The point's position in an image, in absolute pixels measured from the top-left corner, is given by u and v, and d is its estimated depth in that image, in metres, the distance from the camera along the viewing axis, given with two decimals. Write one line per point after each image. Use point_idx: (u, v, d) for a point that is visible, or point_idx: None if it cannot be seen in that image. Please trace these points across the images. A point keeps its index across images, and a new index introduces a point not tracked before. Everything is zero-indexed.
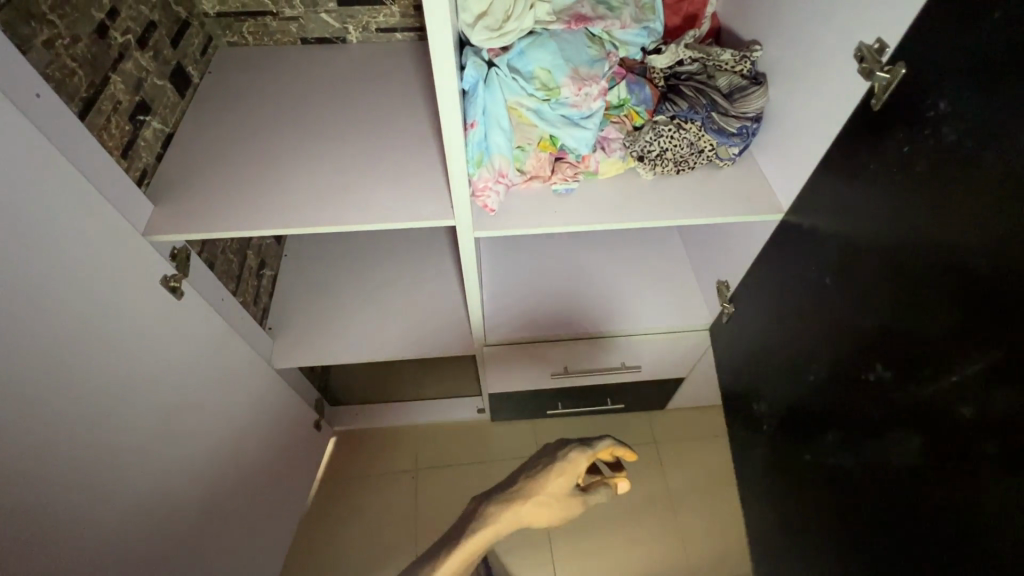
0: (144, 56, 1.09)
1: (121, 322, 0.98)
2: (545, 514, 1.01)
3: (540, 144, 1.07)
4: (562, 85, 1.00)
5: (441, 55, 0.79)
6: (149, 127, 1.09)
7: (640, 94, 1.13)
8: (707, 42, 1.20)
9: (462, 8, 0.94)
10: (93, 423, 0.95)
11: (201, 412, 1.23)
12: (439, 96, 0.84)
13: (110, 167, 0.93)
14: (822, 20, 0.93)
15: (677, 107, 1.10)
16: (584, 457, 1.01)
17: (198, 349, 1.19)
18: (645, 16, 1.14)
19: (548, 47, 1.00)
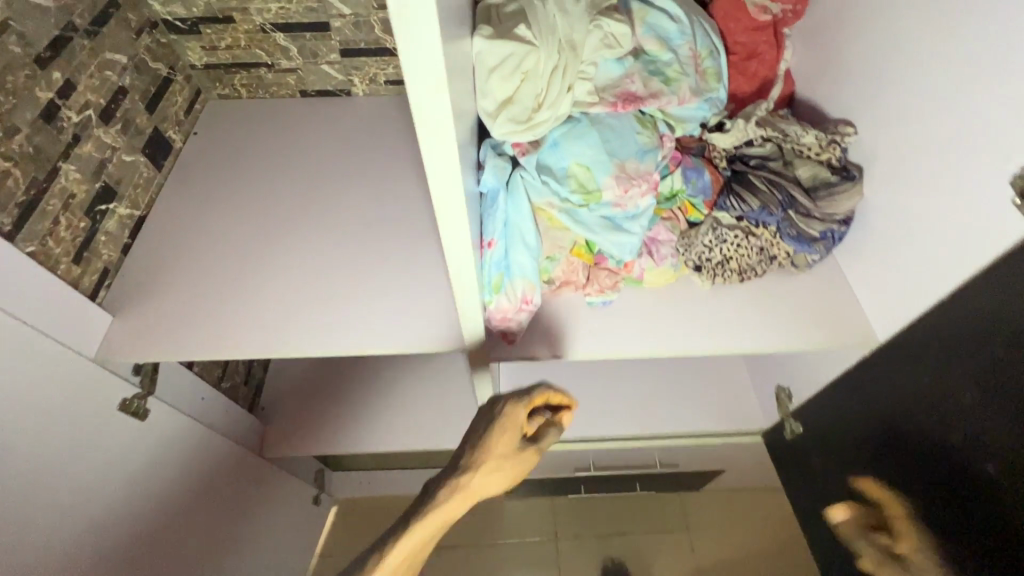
0: (110, 132, 0.93)
1: (77, 461, 0.81)
2: (490, 483, 0.73)
3: (574, 250, 0.87)
4: (604, 188, 0.80)
5: (446, 199, 0.60)
6: (113, 216, 0.93)
7: (698, 185, 0.93)
8: (782, 114, 0.98)
9: (483, 92, 0.75)
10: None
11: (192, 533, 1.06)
12: (443, 241, 0.65)
13: (43, 284, 0.77)
14: (963, 116, 0.71)
15: (745, 203, 0.89)
16: (524, 408, 0.74)
17: (178, 464, 1.02)
18: (707, 86, 0.93)
19: (587, 139, 0.80)
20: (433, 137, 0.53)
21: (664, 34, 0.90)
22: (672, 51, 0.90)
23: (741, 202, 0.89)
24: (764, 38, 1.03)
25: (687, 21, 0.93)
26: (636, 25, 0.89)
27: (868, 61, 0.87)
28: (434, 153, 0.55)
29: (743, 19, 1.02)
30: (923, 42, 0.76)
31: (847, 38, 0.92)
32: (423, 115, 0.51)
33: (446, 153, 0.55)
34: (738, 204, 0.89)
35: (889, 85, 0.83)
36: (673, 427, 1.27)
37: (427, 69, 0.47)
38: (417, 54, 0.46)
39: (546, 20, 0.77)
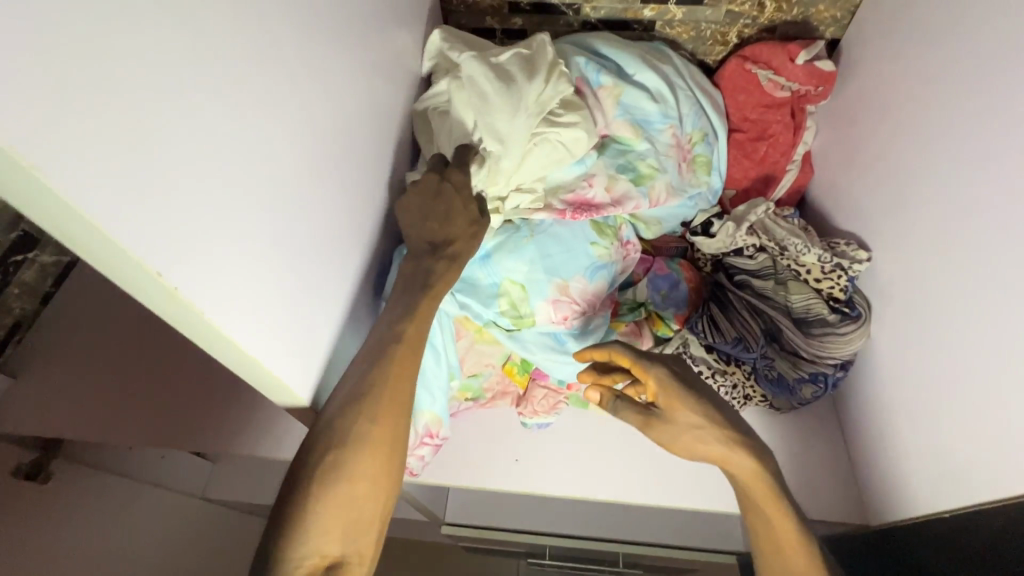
0: None
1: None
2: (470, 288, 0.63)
3: (504, 367, 0.76)
4: (537, 313, 0.67)
5: (264, 383, 0.49)
6: (32, 265, 0.87)
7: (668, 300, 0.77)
8: (787, 214, 0.81)
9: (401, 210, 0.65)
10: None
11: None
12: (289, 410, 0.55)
13: None
14: (997, 277, 0.55)
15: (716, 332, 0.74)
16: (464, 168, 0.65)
17: None
18: (694, 178, 0.78)
19: (520, 253, 0.67)
20: (207, 341, 0.42)
21: (643, 117, 0.76)
22: (651, 138, 0.75)
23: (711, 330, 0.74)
24: (778, 117, 0.87)
25: (673, 100, 0.77)
26: (608, 106, 0.74)
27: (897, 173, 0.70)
28: (221, 353, 0.44)
29: (753, 94, 0.86)
30: (967, 171, 0.60)
31: (877, 140, 0.76)
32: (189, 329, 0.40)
33: (235, 353, 0.44)
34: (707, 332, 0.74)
35: (916, 210, 0.66)
36: (637, 536, 1.13)
37: (33, 203, 0.29)
38: (58, 224, 0.31)
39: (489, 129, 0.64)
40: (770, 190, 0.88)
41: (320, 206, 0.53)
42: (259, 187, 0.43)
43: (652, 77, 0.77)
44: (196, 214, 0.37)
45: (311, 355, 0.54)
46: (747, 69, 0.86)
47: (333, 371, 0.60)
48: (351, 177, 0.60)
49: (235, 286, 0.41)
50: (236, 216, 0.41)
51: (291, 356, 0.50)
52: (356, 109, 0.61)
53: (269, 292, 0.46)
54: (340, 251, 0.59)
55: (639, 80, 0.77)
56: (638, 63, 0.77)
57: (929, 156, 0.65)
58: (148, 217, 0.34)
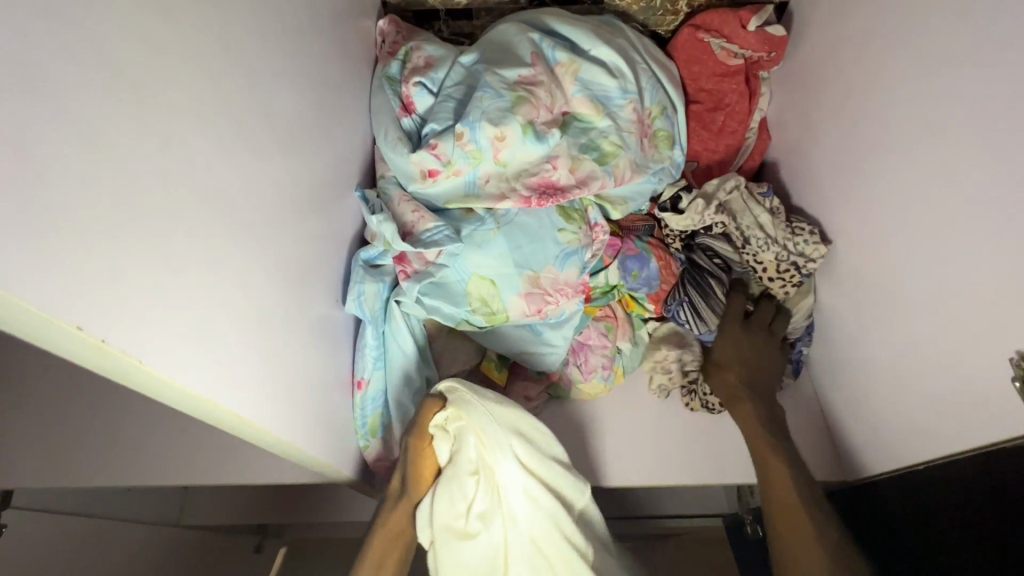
0: None
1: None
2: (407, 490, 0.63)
3: (482, 365, 0.73)
4: (510, 308, 0.64)
5: (231, 427, 0.46)
6: None
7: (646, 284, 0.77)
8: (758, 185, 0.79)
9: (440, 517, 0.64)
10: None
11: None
12: (271, 449, 0.52)
13: None
14: (956, 230, 0.56)
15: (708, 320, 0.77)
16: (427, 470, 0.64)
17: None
18: (656, 154, 0.77)
19: (491, 248, 0.64)
20: (146, 387, 0.38)
21: (600, 93, 0.73)
22: (611, 115, 0.73)
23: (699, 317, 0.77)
24: (733, 86, 0.86)
25: (630, 74, 0.75)
26: (565, 84, 0.72)
27: (856, 134, 0.71)
28: (164, 398, 0.40)
29: (707, 63, 0.85)
30: (920, 128, 0.60)
31: (828, 106, 0.77)
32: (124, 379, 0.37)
33: (185, 394, 0.40)
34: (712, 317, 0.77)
35: (875, 171, 0.67)
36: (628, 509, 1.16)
37: None
38: None
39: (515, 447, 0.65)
40: (729, 160, 0.88)
41: (266, 227, 0.50)
42: (178, 214, 0.40)
43: (607, 52, 0.74)
44: (107, 246, 0.34)
45: (277, 388, 0.51)
46: (700, 37, 0.84)
47: (313, 400, 0.57)
48: (298, 183, 0.56)
49: (160, 320, 0.38)
50: (144, 242, 0.37)
51: (247, 387, 0.47)
52: (294, 111, 0.56)
53: (212, 325, 0.43)
54: (299, 275, 0.56)
55: (594, 56, 0.75)
56: (592, 36, 0.75)
57: (885, 116, 0.66)
58: (32, 258, 0.30)
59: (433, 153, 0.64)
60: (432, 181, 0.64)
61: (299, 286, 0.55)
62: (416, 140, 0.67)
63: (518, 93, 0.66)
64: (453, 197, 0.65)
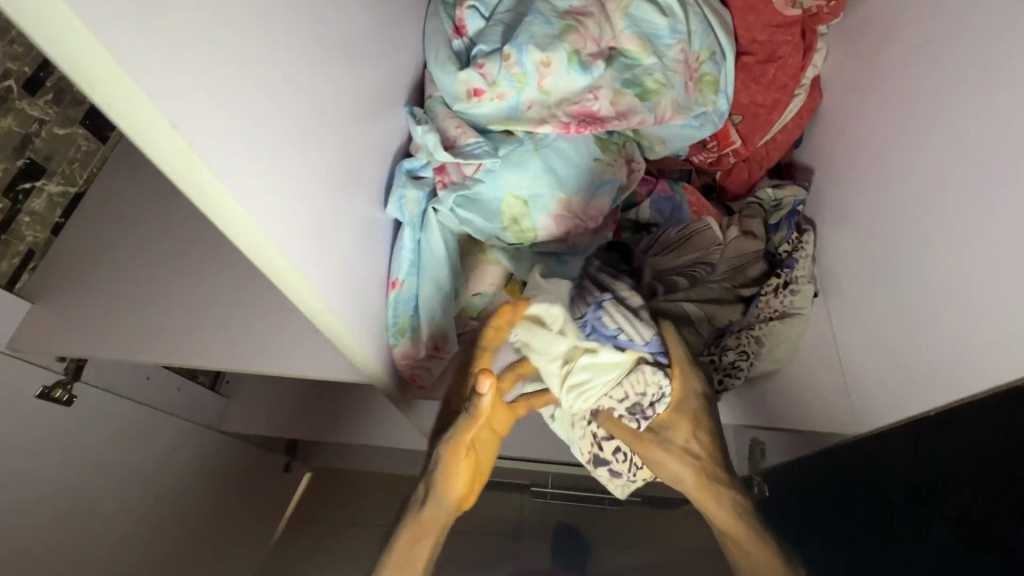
0: (36, 104, 0.86)
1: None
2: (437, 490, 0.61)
3: (508, 289, 0.72)
4: (540, 227, 0.67)
5: (280, 278, 0.51)
6: (41, 195, 0.89)
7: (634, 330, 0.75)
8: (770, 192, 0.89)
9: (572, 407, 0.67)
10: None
11: (137, 525, 1.06)
12: (310, 314, 0.56)
13: None
14: None
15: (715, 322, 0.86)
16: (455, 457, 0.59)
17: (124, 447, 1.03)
18: (700, 98, 0.77)
19: (528, 169, 0.67)
20: (218, 211, 0.44)
21: (649, 31, 0.74)
22: (659, 54, 0.74)
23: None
24: (788, 37, 0.85)
25: (680, 15, 0.76)
26: (615, 20, 0.73)
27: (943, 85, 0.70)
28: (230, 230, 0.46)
29: (764, 12, 0.84)
30: None
31: None
32: (190, 187, 0.41)
33: (239, 216, 0.45)
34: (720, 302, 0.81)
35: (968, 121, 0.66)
36: None
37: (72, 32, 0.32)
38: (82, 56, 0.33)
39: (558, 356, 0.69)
40: (777, 114, 0.87)
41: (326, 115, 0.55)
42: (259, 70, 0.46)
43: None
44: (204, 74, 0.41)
45: (326, 255, 0.56)
46: None
47: (358, 284, 0.62)
48: (354, 84, 0.61)
49: (234, 151, 0.44)
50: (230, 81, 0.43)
51: (300, 242, 0.52)
52: (356, 17, 0.61)
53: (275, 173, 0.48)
54: (351, 167, 0.60)
55: None
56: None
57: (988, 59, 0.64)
58: (151, 61, 0.37)
59: (480, 72, 0.66)
60: (476, 100, 0.67)
61: (349, 179, 0.60)
62: (464, 62, 0.69)
63: (567, 22, 0.68)
64: (496, 118, 0.68)
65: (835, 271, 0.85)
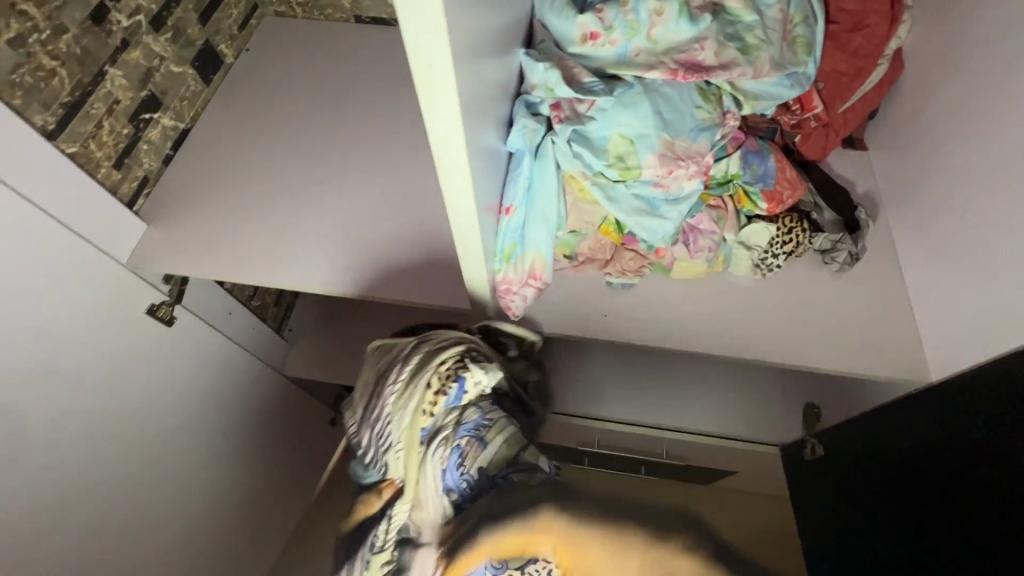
0: (159, 40, 0.92)
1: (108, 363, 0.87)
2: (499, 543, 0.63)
3: (601, 227, 0.81)
4: (644, 167, 0.72)
5: (453, 198, 0.54)
6: (157, 127, 0.95)
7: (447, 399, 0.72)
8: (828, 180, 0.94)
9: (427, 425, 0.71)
10: (88, 482, 0.85)
11: (219, 451, 1.15)
12: (450, 216, 0.58)
13: (97, 193, 0.84)
14: None
15: (477, 376, 0.72)
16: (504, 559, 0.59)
17: (212, 374, 1.09)
18: (794, 58, 0.81)
19: (640, 111, 0.71)
20: (442, 140, 0.46)
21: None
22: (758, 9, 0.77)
23: (443, 433, 0.71)
24: (877, 7, 0.88)
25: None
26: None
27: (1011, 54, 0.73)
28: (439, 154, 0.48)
29: None
30: None
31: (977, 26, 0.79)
32: (420, 62, 0.39)
33: (450, 110, 0.43)
34: (443, 365, 0.73)
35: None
36: (693, 422, 1.23)
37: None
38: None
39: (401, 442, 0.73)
40: (859, 81, 0.90)
41: (485, 42, 0.59)
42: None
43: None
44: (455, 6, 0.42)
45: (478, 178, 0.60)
46: None
47: (487, 205, 0.66)
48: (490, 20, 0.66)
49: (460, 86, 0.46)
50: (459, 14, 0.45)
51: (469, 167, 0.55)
52: None
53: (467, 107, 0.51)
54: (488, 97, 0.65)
55: None
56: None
57: None
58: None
59: (598, 17, 0.71)
60: (591, 43, 0.73)
61: (491, 105, 0.64)
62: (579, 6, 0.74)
63: None
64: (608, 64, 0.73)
65: (908, 237, 0.89)
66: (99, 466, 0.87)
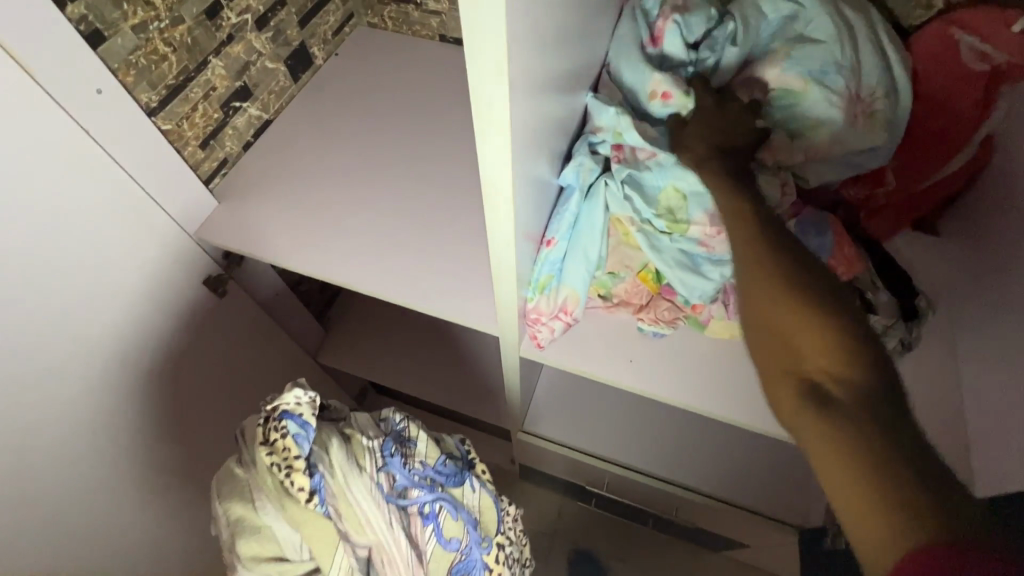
0: (259, 38, 1.00)
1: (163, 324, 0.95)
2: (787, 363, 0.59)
3: (640, 274, 0.81)
4: (693, 222, 0.73)
5: (496, 226, 0.56)
6: (243, 114, 1.03)
7: (300, 444, 0.69)
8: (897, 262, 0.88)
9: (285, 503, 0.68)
10: (125, 431, 0.92)
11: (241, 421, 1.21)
12: (491, 242, 0.60)
13: (184, 168, 0.91)
14: None
15: (304, 407, 0.72)
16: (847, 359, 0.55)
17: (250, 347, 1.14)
18: (871, 135, 0.78)
19: (676, 177, 0.72)
20: (491, 174, 0.48)
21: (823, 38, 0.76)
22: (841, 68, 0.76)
23: (353, 460, 0.72)
24: (972, 89, 0.83)
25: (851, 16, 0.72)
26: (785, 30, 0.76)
27: None
28: (490, 186, 0.50)
29: (952, 65, 0.83)
30: None
31: None
32: (480, 103, 0.41)
33: (501, 149, 0.45)
34: (259, 432, 0.71)
35: None
36: (709, 484, 1.19)
37: (489, 34, 0.36)
38: (481, 45, 0.37)
39: (271, 535, 0.68)
40: (941, 161, 0.86)
41: (554, 85, 0.61)
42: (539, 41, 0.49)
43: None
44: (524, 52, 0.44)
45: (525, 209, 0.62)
46: (950, 33, 0.84)
47: (530, 234, 0.68)
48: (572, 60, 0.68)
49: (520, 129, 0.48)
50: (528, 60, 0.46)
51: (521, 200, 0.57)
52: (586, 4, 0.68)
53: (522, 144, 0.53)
54: (552, 133, 0.66)
55: None
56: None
57: None
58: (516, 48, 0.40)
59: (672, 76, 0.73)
60: (661, 101, 0.74)
61: (549, 142, 0.66)
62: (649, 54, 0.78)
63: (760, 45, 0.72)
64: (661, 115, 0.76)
65: (972, 336, 0.83)
66: (138, 418, 0.93)
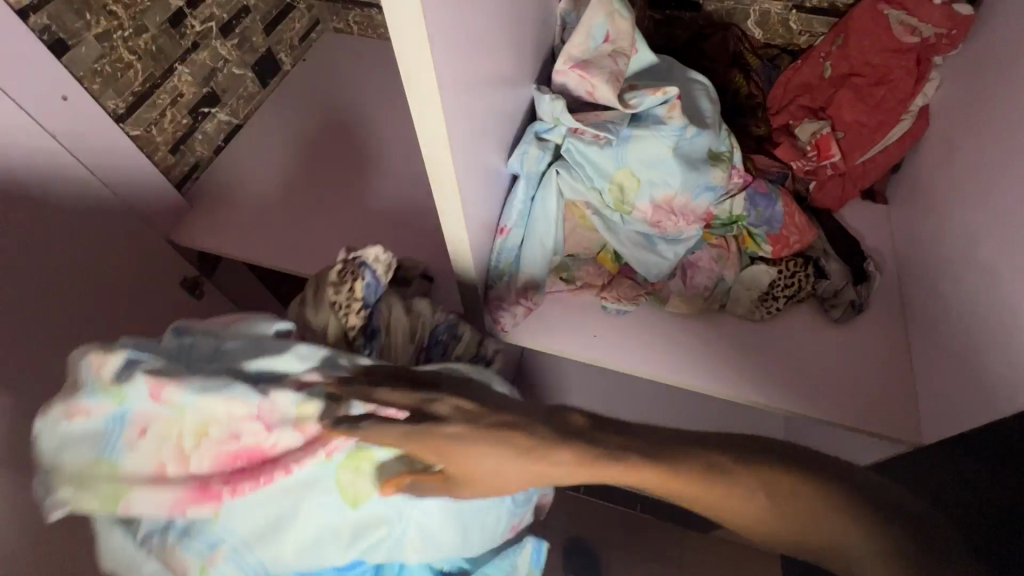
0: (225, 45, 1.03)
1: (148, 328, 0.96)
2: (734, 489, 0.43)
3: (600, 255, 0.85)
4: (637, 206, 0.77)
5: (449, 201, 0.60)
6: (212, 120, 1.05)
7: (367, 293, 0.73)
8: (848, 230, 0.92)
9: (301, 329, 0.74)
10: None
11: None
12: (444, 222, 0.63)
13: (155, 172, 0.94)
14: None
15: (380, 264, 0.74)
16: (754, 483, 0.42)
17: None
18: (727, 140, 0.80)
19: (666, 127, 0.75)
20: (431, 145, 0.53)
21: (136, 365, 0.53)
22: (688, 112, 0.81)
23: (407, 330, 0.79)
24: (902, 63, 0.88)
25: (86, 361, 0.55)
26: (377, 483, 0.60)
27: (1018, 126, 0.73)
28: (434, 158, 0.54)
29: (883, 37, 0.88)
30: None
31: (993, 99, 0.79)
32: (410, 76, 0.46)
33: (435, 119, 0.50)
34: (335, 271, 0.74)
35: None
36: None
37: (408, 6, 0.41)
38: (400, 19, 0.42)
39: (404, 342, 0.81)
40: (880, 132, 0.90)
41: (497, 69, 0.64)
42: (471, 25, 0.53)
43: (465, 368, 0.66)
44: (453, 31, 0.49)
45: (478, 189, 0.66)
46: (878, 10, 0.88)
47: (483, 224, 0.71)
48: (518, 48, 0.71)
49: (456, 103, 0.52)
50: (460, 38, 0.51)
51: (468, 175, 0.61)
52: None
53: (466, 121, 0.57)
54: (501, 117, 0.70)
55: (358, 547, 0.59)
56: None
57: None
58: (437, 25, 0.45)
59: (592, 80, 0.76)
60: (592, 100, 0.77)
61: (498, 127, 0.69)
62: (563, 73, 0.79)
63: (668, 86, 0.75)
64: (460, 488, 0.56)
65: (918, 297, 0.87)
66: None
